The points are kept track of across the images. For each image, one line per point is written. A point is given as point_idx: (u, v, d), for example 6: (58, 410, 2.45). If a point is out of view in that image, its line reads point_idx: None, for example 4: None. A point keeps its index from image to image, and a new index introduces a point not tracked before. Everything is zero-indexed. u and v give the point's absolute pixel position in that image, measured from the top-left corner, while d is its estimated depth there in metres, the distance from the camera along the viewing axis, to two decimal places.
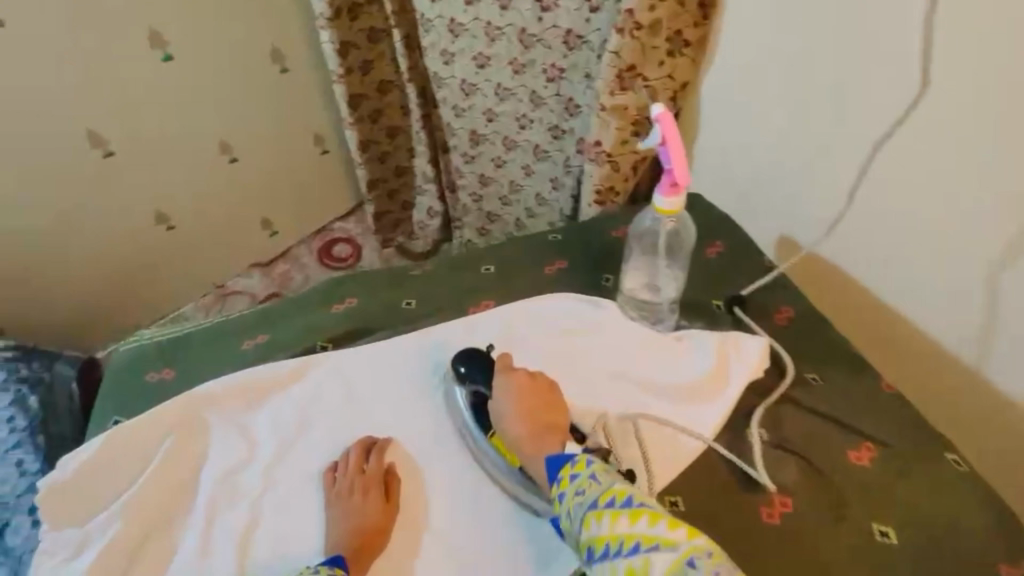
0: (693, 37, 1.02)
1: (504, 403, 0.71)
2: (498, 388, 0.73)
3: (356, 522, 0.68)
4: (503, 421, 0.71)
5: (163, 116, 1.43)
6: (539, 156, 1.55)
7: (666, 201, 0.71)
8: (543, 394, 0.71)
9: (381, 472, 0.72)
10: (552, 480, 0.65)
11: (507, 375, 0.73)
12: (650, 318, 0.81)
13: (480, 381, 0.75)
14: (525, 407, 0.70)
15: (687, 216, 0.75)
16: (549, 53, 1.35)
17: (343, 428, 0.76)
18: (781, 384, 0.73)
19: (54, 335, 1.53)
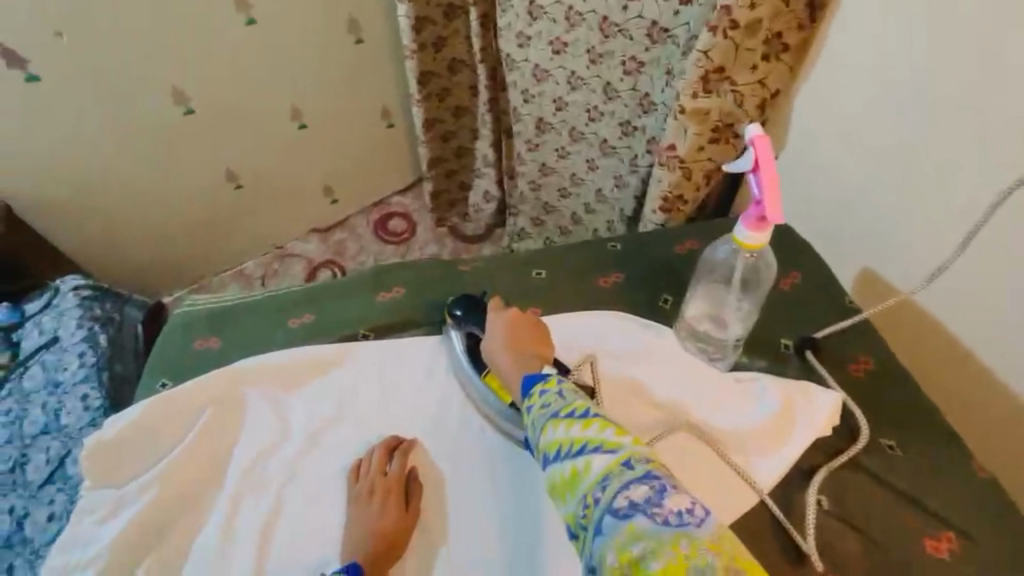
0: (793, 40, 0.92)
1: (494, 335, 0.72)
2: (488, 324, 0.74)
3: (375, 526, 0.67)
4: (488, 350, 0.73)
5: (240, 79, 1.47)
6: (606, 152, 1.47)
7: (749, 235, 0.64)
8: (530, 326, 0.73)
9: (402, 477, 0.70)
10: (523, 395, 0.65)
11: (497, 312, 0.75)
12: (711, 352, 0.73)
13: (474, 322, 0.78)
14: (513, 337, 0.71)
15: (768, 252, 0.70)
16: (630, 45, 1.26)
17: (375, 424, 0.76)
18: (850, 448, 0.66)
19: (129, 275, 1.65)
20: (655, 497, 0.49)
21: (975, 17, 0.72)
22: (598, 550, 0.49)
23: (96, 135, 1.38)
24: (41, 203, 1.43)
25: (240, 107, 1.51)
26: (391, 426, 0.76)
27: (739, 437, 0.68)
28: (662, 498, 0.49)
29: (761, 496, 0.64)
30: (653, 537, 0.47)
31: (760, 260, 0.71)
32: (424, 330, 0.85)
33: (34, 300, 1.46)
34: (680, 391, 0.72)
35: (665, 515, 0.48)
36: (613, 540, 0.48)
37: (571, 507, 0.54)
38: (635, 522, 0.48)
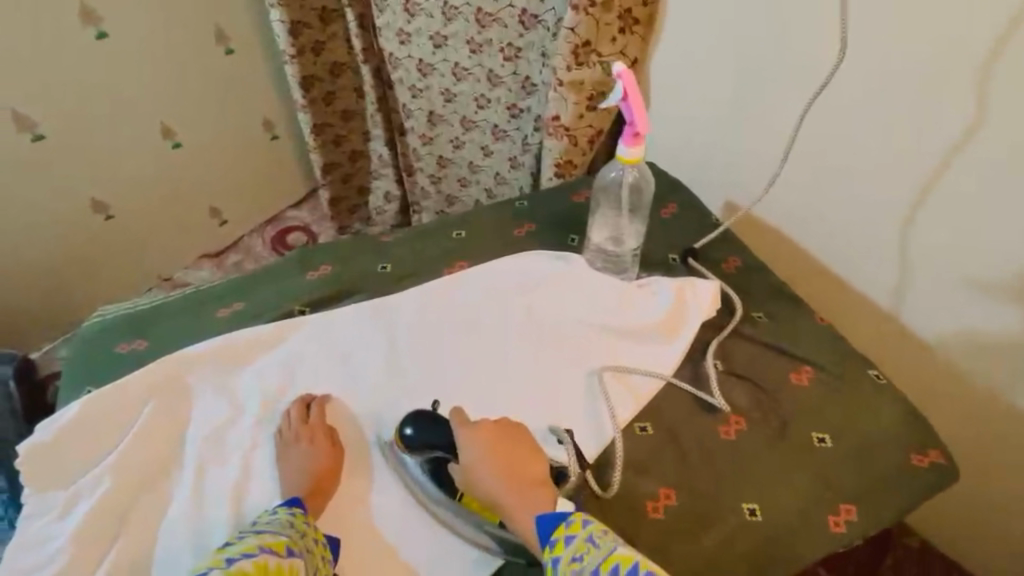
0: (641, 15, 1.09)
1: (482, 471, 0.68)
2: (469, 455, 0.69)
3: (307, 466, 0.70)
4: (478, 484, 0.68)
5: (101, 95, 1.39)
6: (498, 136, 1.59)
7: (628, 150, 0.77)
8: (516, 452, 0.69)
9: (323, 423, 0.73)
10: (543, 543, 0.63)
11: (471, 441, 0.69)
12: (614, 269, 0.86)
13: (436, 443, 0.71)
14: (500, 469, 0.68)
15: (645, 167, 0.84)
16: (505, 33, 1.39)
17: (320, 382, 0.79)
18: (730, 321, 0.82)
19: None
20: None
21: None
22: None
23: None
24: None
25: (99, 132, 1.42)
26: (308, 387, 0.78)
27: (645, 333, 0.81)
28: None
29: (669, 380, 0.78)
30: None
31: (642, 179, 0.86)
32: (358, 297, 0.89)
33: None
34: (600, 317, 0.83)
35: None
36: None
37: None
38: None
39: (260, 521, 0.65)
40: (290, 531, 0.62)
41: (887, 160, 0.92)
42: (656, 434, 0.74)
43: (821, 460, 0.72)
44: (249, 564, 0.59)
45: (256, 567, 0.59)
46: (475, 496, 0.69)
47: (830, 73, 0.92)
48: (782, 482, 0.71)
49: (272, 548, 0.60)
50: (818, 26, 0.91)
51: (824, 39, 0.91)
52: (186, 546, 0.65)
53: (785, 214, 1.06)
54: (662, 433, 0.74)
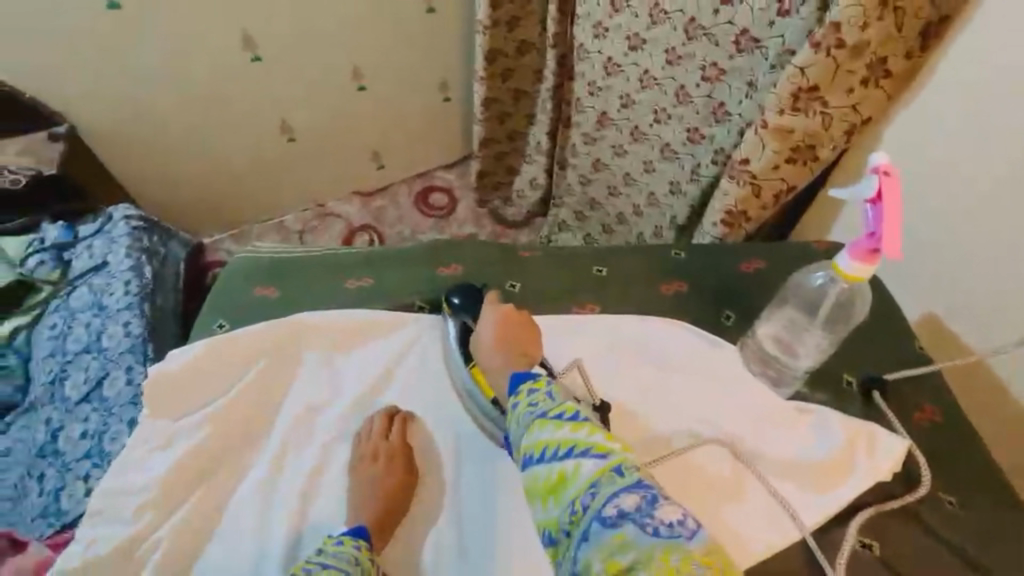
0: (898, 67, 0.89)
1: (484, 331, 0.73)
2: (484, 317, 0.74)
3: (380, 491, 0.67)
4: (482, 347, 0.73)
5: (312, 30, 1.58)
6: (666, 156, 1.44)
7: (851, 265, 0.62)
8: (521, 326, 0.73)
9: (404, 444, 0.71)
10: (511, 392, 0.67)
11: (489, 306, 0.75)
12: (773, 377, 0.72)
13: (469, 314, 0.78)
14: (502, 334, 0.72)
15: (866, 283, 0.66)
16: (713, 51, 1.22)
17: (408, 393, 0.76)
18: (908, 495, 0.64)
19: (187, 207, 1.83)
20: (646, 507, 0.50)
21: None
22: (583, 556, 0.51)
23: (162, 67, 1.52)
24: (113, 126, 1.60)
25: (304, 61, 1.63)
26: (402, 395, 0.76)
27: (787, 468, 0.66)
28: (653, 508, 0.50)
29: (803, 535, 0.62)
30: (645, 549, 0.48)
31: (856, 293, 0.68)
32: None
33: (87, 224, 1.59)
34: (725, 414, 0.71)
35: (655, 526, 0.49)
36: (600, 548, 0.50)
37: (555, 512, 0.55)
38: (623, 531, 0.50)
39: (324, 549, 0.61)
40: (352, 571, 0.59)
41: None
42: None
43: None
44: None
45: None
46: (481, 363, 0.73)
47: None
48: None
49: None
50: None
51: None
52: (257, 526, 0.66)
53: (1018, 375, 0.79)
54: None
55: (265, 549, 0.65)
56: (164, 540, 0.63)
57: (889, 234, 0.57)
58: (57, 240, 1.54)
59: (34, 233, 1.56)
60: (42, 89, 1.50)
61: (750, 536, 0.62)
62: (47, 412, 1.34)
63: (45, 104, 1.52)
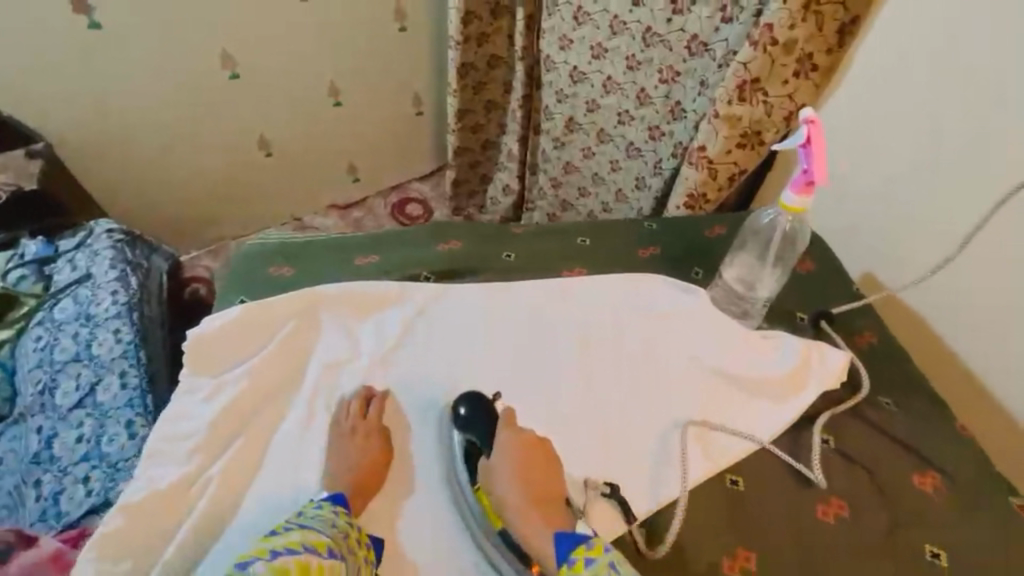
0: (822, 62, 1.05)
1: (505, 471, 0.70)
2: (501, 453, 0.72)
3: (357, 461, 0.72)
4: (502, 488, 0.70)
5: (291, 47, 1.68)
6: (630, 154, 1.58)
7: (795, 198, 0.75)
8: (544, 469, 0.71)
9: (379, 420, 0.75)
10: (560, 559, 0.63)
11: (509, 436, 0.73)
12: (740, 311, 0.85)
13: (477, 430, 0.74)
14: (527, 479, 0.70)
15: (806, 221, 0.79)
16: (668, 55, 1.37)
17: (396, 378, 0.81)
18: (852, 398, 0.78)
19: (166, 223, 1.86)
20: None
21: (963, 52, 0.90)
22: None
23: (145, 84, 1.57)
24: (91, 144, 1.62)
25: (285, 77, 1.72)
26: (392, 384, 0.81)
27: (754, 388, 0.79)
28: None
29: (762, 444, 0.75)
30: None
31: (798, 231, 0.80)
32: (476, 277, 0.93)
33: (67, 239, 1.59)
34: (701, 357, 0.82)
35: None
36: None
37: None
38: None
39: (305, 512, 0.66)
40: (330, 531, 0.63)
41: None
42: (745, 493, 0.72)
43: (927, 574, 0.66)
44: (291, 561, 0.60)
45: (298, 566, 0.60)
46: (494, 498, 0.70)
47: None
48: None
49: (313, 548, 0.61)
50: None
51: None
52: (298, 464, 0.73)
53: (936, 304, 0.99)
54: (752, 495, 0.72)
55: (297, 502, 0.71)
56: (216, 477, 0.70)
57: (814, 161, 0.70)
58: (37, 254, 1.54)
59: (12, 249, 1.55)
60: (19, 108, 1.51)
61: (718, 455, 0.74)
62: (38, 420, 1.34)
63: (22, 123, 1.54)
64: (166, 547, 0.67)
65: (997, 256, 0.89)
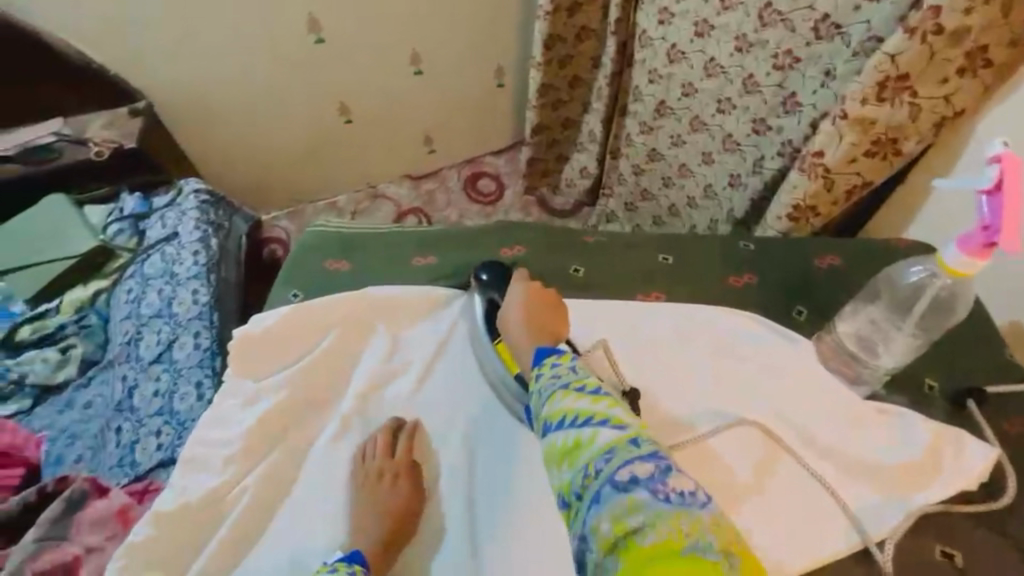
0: (999, 57, 0.86)
1: (511, 308, 0.74)
2: (510, 296, 0.75)
3: (385, 507, 0.66)
4: (507, 326, 0.73)
5: (375, 12, 1.62)
6: (728, 148, 1.40)
7: (960, 259, 0.60)
8: (547, 308, 0.73)
9: (408, 458, 0.70)
10: (534, 365, 0.67)
11: (519, 283, 0.76)
12: (849, 374, 0.70)
13: (496, 288, 0.79)
14: (529, 313, 0.73)
15: (972, 287, 0.64)
16: (788, 37, 1.17)
17: (438, 397, 0.76)
18: (990, 503, 0.62)
19: (249, 185, 1.91)
20: (659, 477, 0.53)
21: None
22: (593, 519, 0.53)
23: (234, 48, 1.60)
24: (185, 105, 1.68)
25: (367, 44, 1.68)
26: (425, 416, 0.75)
27: (862, 469, 0.64)
28: (667, 477, 0.53)
29: (867, 543, 0.60)
30: (654, 511, 0.51)
31: (958, 293, 0.65)
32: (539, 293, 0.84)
33: (160, 196, 1.67)
34: (798, 413, 0.69)
35: (667, 494, 0.52)
36: (612, 509, 0.52)
37: (568, 475, 0.57)
38: (635, 496, 0.52)
39: (318, 574, 0.61)
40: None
41: None
42: None
43: None
44: None
45: None
46: (505, 340, 0.74)
47: None
48: None
49: None
50: None
51: None
52: (336, 475, 0.71)
53: None
54: None
55: (325, 524, 0.68)
56: (249, 489, 0.68)
57: (1007, 221, 0.55)
58: (133, 210, 1.64)
59: (113, 203, 1.66)
60: (126, 68, 1.59)
61: (803, 550, 0.60)
62: (123, 368, 1.44)
63: (127, 82, 1.63)
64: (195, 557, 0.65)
65: None
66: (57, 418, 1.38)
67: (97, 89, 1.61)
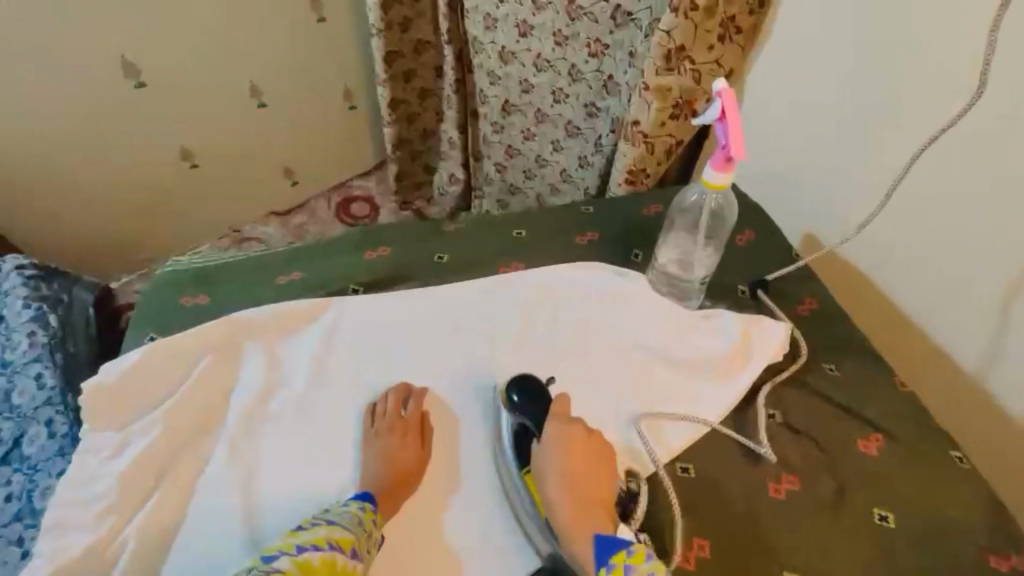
0: (745, 23, 1.05)
1: (549, 463, 0.67)
2: (548, 444, 0.69)
3: (391, 461, 0.70)
4: (545, 477, 0.67)
5: (199, 47, 1.56)
6: (570, 132, 1.54)
7: (716, 175, 0.73)
8: (589, 465, 0.67)
9: (420, 415, 0.74)
10: (596, 563, 0.60)
11: (557, 430, 0.69)
12: (679, 295, 0.83)
13: (529, 417, 0.71)
14: (573, 473, 0.66)
15: (732, 194, 0.79)
16: (594, 28, 1.33)
17: (334, 393, 0.76)
18: (791, 365, 0.78)
19: (88, 250, 1.73)
20: None
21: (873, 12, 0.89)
22: None
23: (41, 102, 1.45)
24: None
25: (197, 80, 1.60)
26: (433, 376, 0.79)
27: (700, 368, 0.77)
28: None
29: (712, 427, 0.74)
30: None
31: (726, 204, 0.80)
32: (410, 284, 0.88)
33: None
34: (647, 337, 0.80)
35: None
36: None
37: None
38: None
39: (333, 508, 0.66)
40: (354, 528, 0.63)
41: (974, 214, 0.85)
42: (698, 478, 0.70)
43: (878, 537, 0.67)
44: (316, 559, 0.60)
45: (323, 563, 0.59)
46: (538, 479, 0.68)
47: (966, 106, 0.82)
48: (826, 551, 0.65)
49: (339, 545, 0.60)
50: (962, 66, 0.82)
51: (960, 78, 0.82)
52: (225, 503, 0.67)
53: (869, 261, 1.01)
54: (703, 479, 0.70)
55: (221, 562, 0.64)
56: (128, 544, 0.64)
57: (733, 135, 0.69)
58: None
59: None
60: None
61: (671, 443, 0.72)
62: None
63: None
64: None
65: (920, 212, 0.91)
66: None
67: None
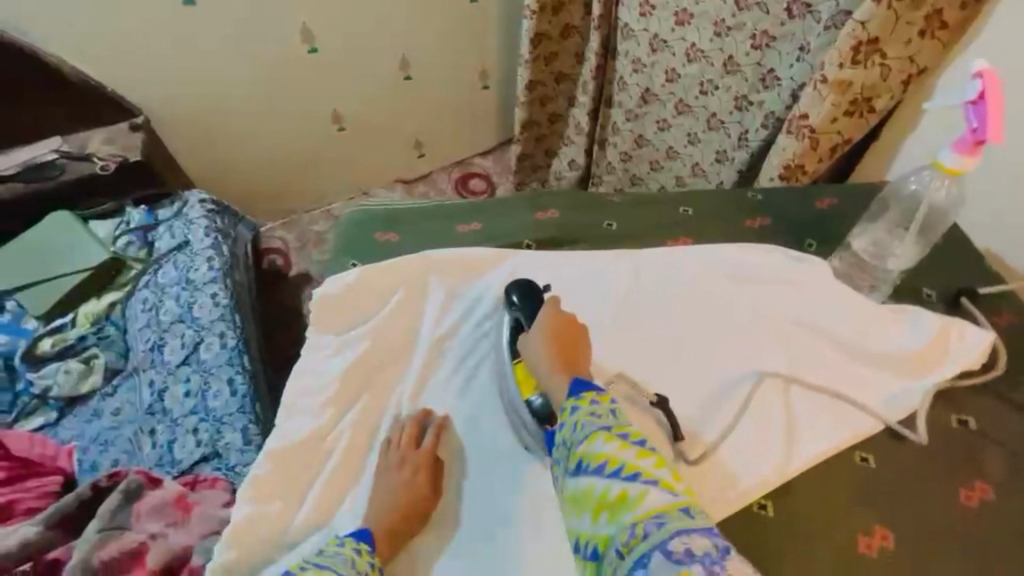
0: (952, 18, 0.99)
1: (533, 344, 0.75)
2: (537, 324, 0.76)
3: (401, 497, 0.69)
4: (531, 354, 0.75)
5: (367, 20, 1.70)
6: (711, 126, 1.49)
7: (957, 159, 0.74)
8: (572, 345, 0.75)
9: (433, 451, 0.72)
10: (569, 394, 0.69)
11: (546, 311, 0.77)
12: (867, 280, 0.84)
13: (525, 311, 0.79)
14: (552, 340, 0.74)
15: (960, 196, 0.79)
16: (763, 19, 1.29)
17: (485, 350, 0.81)
18: (986, 374, 0.76)
19: (240, 188, 1.91)
20: None
21: None
22: None
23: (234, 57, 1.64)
24: (184, 118, 1.72)
25: (355, 51, 1.74)
26: (488, 376, 0.80)
27: (879, 359, 0.76)
28: None
29: (887, 424, 0.73)
30: None
31: (949, 208, 0.81)
32: (573, 247, 0.93)
33: (165, 208, 1.67)
34: (813, 351, 0.78)
35: None
36: None
37: (607, 530, 0.59)
38: None
39: (325, 550, 0.65)
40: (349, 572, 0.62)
41: None
42: (879, 471, 0.70)
43: None
44: None
45: None
46: (525, 360, 0.76)
47: None
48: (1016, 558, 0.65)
49: None
50: None
51: None
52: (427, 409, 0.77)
53: None
54: (884, 476, 0.70)
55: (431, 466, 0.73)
56: (346, 433, 0.75)
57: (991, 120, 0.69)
58: (140, 222, 1.63)
59: (119, 217, 1.65)
60: (126, 84, 1.62)
61: (832, 433, 0.72)
62: (149, 373, 1.44)
63: (126, 98, 1.65)
64: (305, 494, 0.71)
65: None
66: (86, 427, 1.38)
67: (95, 106, 1.62)
